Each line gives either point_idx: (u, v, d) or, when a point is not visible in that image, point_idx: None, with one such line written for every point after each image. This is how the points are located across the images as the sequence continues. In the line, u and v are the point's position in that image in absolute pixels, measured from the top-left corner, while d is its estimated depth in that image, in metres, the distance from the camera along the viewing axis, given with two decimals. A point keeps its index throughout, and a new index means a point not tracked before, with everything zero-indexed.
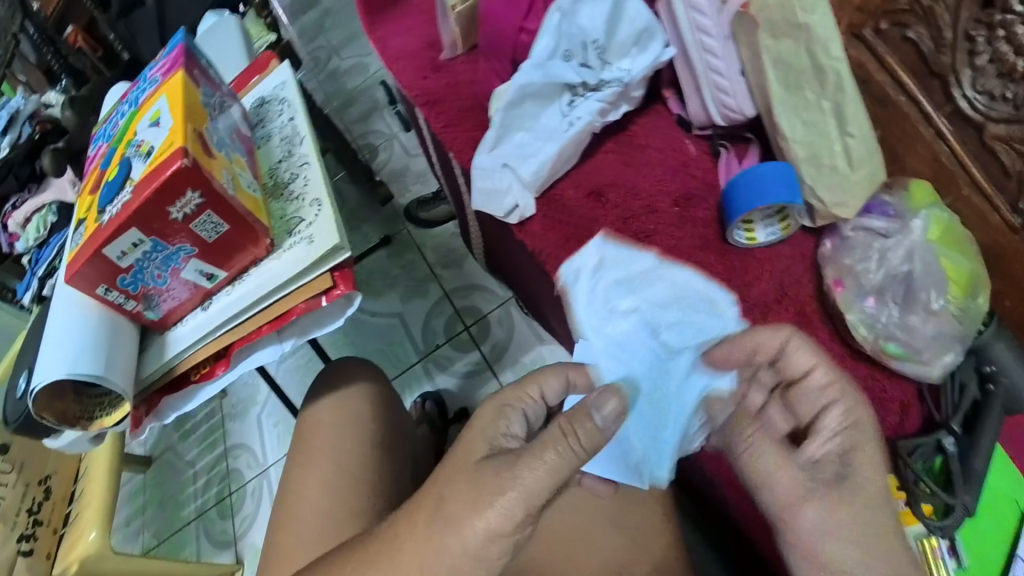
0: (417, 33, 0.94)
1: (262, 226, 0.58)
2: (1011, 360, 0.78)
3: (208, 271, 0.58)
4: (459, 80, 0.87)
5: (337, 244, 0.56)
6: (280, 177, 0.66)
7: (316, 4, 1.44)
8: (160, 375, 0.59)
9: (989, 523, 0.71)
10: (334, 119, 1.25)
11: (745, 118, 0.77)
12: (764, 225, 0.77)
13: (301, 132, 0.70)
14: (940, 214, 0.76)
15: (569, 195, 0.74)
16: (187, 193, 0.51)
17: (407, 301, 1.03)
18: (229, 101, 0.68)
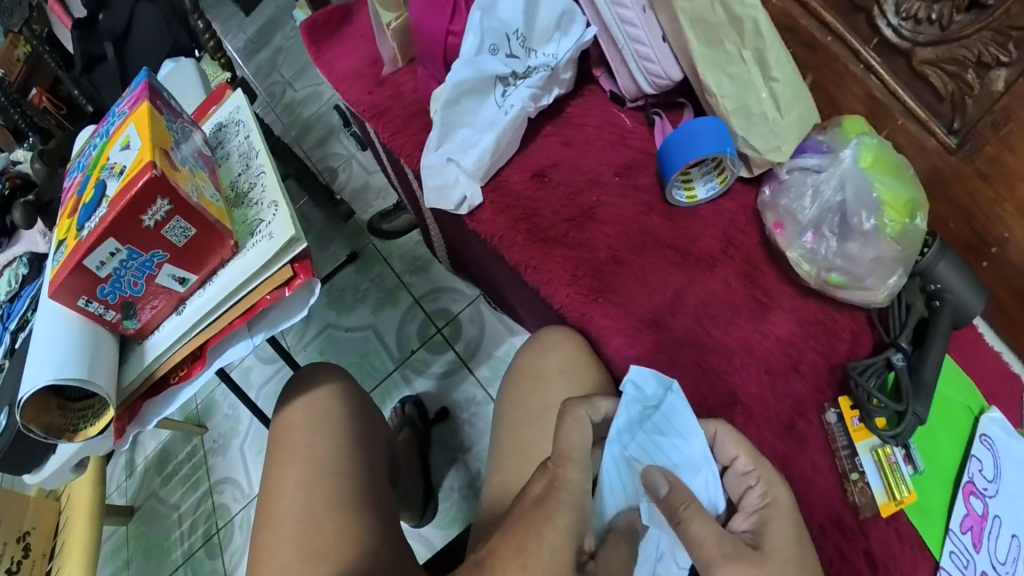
0: (358, 52, 0.97)
1: (227, 229, 0.62)
2: (955, 276, 0.82)
3: (180, 275, 0.62)
4: (402, 90, 0.90)
5: (292, 235, 0.60)
6: (240, 187, 0.70)
7: (267, 41, 1.48)
8: (141, 380, 0.62)
9: (949, 431, 0.75)
10: (293, 148, 1.28)
11: (672, 82, 0.80)
12: (702, 179, 0.81)
13: (256, 147, 0.73)
14: (870, 142, 0.79)
15: (514, 179, 0.79)
16: (157, 201, 0.55)
17: (378, 312, 1.07)
18: (192, 127, 0.73)
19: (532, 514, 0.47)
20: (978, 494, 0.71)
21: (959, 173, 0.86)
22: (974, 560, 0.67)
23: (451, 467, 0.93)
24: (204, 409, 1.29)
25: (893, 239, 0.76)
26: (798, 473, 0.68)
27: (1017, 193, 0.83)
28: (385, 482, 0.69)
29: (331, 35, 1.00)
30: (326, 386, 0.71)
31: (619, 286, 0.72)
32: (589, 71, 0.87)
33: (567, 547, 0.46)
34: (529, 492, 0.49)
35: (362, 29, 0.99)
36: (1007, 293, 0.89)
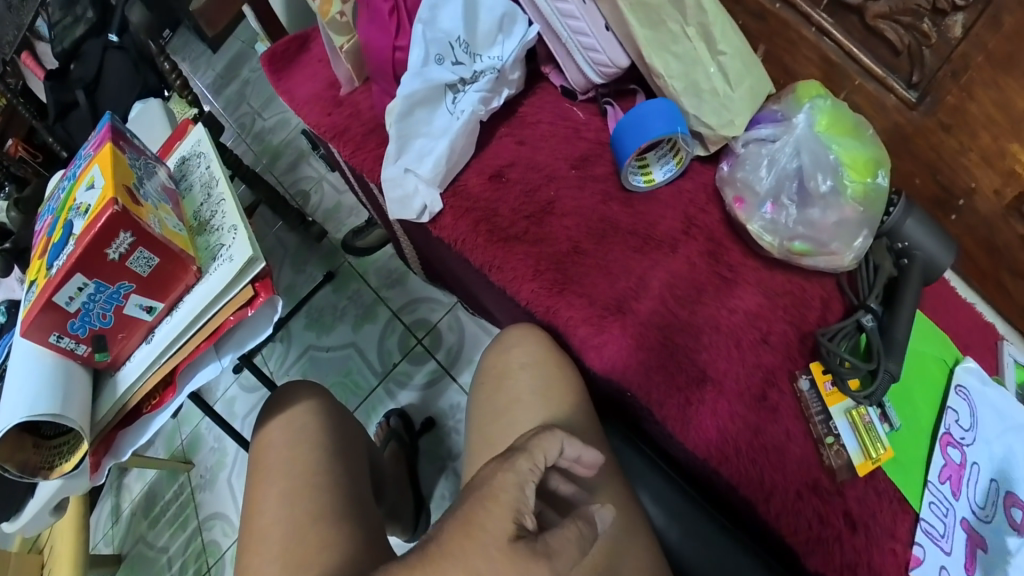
0: (314, 76, 0.98)
1: (190, 255, 0.65)
2: (923, 233, 0.81)
3: (147, 304, 0.65)
4: (360, 108, 0.92)
5: (250, 256, 0.63)
6: (203, 215, 0.73)
7: (235, 74, 1.50)
8: (115, 412, 0.65)
9: (923, 388, 0.78)
10: (266, 176, 1.32)
11: (620, 70, 0.80)
12: (659, 163, 0.82)
13: (217, 176, 0.76)
14: (825, 104, 0.79)
15: (473, 183, 0.81)
16: (120, 234, 0.58)
17: (358, 329, 1.12)
18: (156, 163, 0.75)
19: (479, 490, 0.46)
20: (956, 443, 0.74)
21: (922, 128, 0.85)
22: (953, 507, 0.70)
23: (440, 476, 0.98)
24: (189, 445, 1.33)
25: (856, 201, 0.76)
26: (773, 442, 0.69)
27: (979, 142, 0.82)
28: (364, 491, 0.71)
29: (287, 62, 1.01)
30: (303, 402, 0.74)
31: (581, 276, 0.74)
32: (539, 69, 0.87)
33: (506, 521, 0.44)
34: (478, 474, 0.49)
35: (319, 53, 1.00)
36: (976, 243, 0.90)
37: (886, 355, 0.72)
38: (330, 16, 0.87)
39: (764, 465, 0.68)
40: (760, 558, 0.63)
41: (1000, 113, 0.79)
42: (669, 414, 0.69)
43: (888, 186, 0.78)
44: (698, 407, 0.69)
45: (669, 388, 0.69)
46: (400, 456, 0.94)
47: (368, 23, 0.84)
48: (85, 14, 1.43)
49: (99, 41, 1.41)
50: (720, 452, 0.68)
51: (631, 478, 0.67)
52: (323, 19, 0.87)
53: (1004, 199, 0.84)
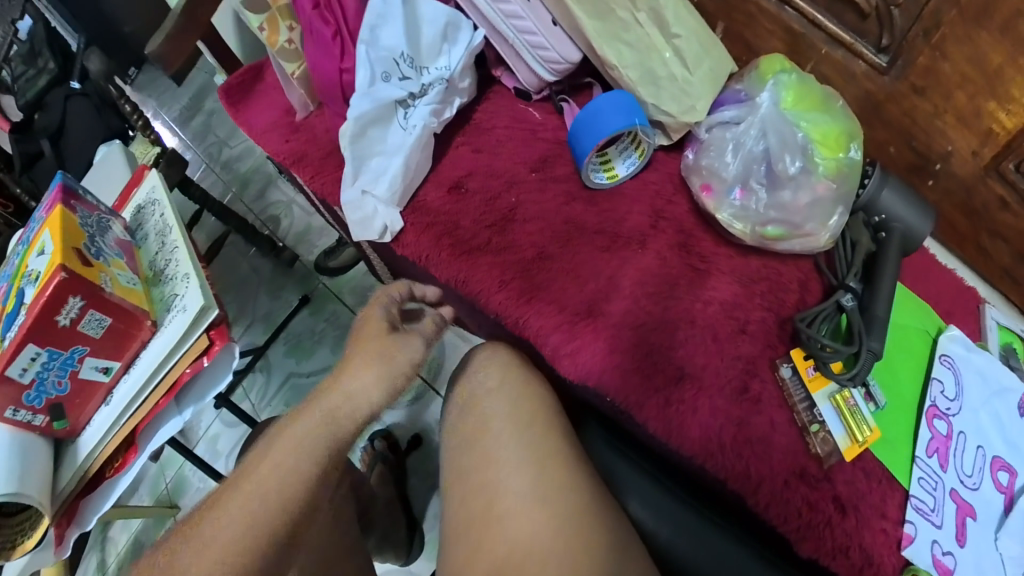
0: (269, 102, 0.95)
1: (143, 311, 0.67)
2: (901, 205, 0.79)
3: (103, 365, 0.67)
4: (317, 133, 0.89)
5: (203, 304, 0.65)
6: (158, 265, 0.73)
7: (200, 107, 1.46)
8: (77, 479, 0.68)
9: (907, 364, 0.76)
10: (235, 205, 1.30)
11: (573, 65, 0.77)
12: (621, 156, 0.80)
13: (171, 223, 0.74)
14: (791, 78, 0.74)
15: (433, 197, 0.79)
16: (69, 300, 0.61)
17: (337, 351, 1.15)
18: (110, 217, 0.74)
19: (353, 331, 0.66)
20: (943, 415, 0.72)
21: (894, 93, 0.81)
22: (941, 480, 0.69)
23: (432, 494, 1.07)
24: (174, 488, 1.33)
25: (829, 177, 0.72)
26: (757, 435, 0.68)
27: (954, 103, 0.78)
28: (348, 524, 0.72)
29: (241, 91, 0.98)
30: (287, 438, 0.74)
31: (547, 282, 0.73)
32: (491, 73, 0.85)
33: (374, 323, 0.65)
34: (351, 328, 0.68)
35: (273, 82, 0.97)
36: (955, 208, 0.87)
37: (867, 333, 0.70)
38: (277, 44, 0.87)
39: (750, 459, 0.66)
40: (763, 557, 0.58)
41: (976, 71, 0.74)
42: (650, 414, 0.67)
43: (862, 160, 0.74)
44: (677, 407, 0.68)
45: (646, 389, 0.68)
46: (388, 476, 1.02)
47: (312, 48, 0.83)
48: (46, 63, 1.38)
49: (60, 90, 1.40)
50: (704, 449, 0.66)
51: (617, 488, 0.63)
52: (271, 49, 0.86)
53: (982, 159, 0.80)
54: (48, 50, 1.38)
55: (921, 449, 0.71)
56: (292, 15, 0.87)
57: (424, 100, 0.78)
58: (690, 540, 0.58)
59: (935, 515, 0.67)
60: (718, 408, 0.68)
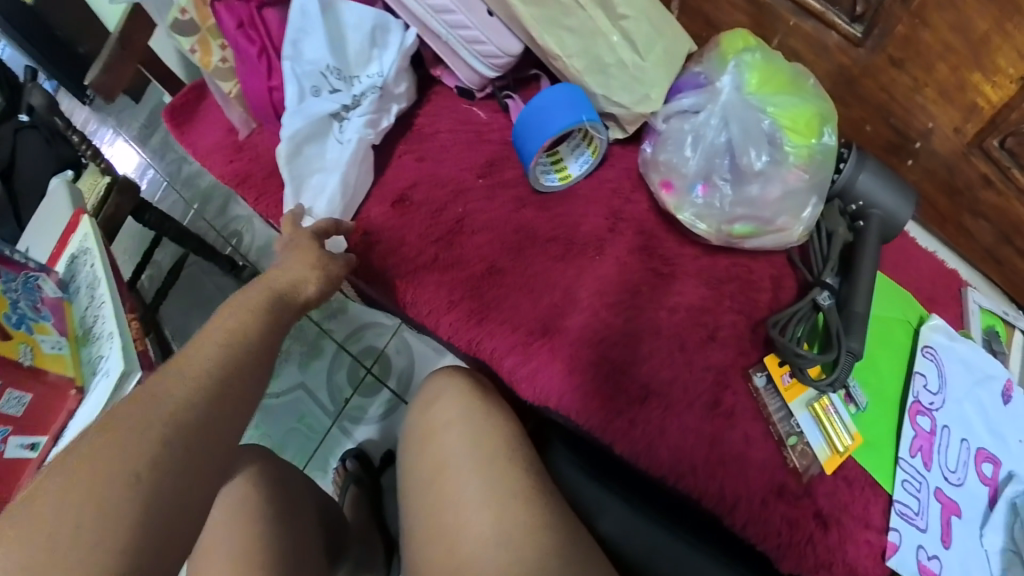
0: (211, 122, 0.86)
1: (68, 378, 0.67)
2: (880, 189, 0.73)
3: (28, 441, 0.65)
4: (261, 152, 0.81)
5: (124, 368, 0.62)
6: (88, 323, 0.70)
7: (159, 122, 1.32)
8: None
9: (888, 358, 0.72)
10: (197, 222, 1.24)
11: (512, 58, 0.70)
12: (573, 155, 0.74)
13: (100, 276, 0.69)
14: (754, 58, 0.67)
15: (375, 212, 0.73)
16: None
17: (305, 369, 1.11)
18: (39, 276, 0.70)
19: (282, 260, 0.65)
20: (926, 411, 0.68)
21: (869, 67, 0.75)
22: (926, 481, 0.65)
23: None
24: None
25: (801, 166, 0.65)
26: (730, 451, 0.63)
27: (935, 76, 0.71)
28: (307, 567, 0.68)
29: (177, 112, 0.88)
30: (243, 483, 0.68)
31: (498, 300, 0.68)
32: (431, 73, 0.78)
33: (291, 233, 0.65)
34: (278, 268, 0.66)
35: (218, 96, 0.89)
36: (937, 188, 0.81)
37: (846, 334, 0.65)
38: (212, 65, 0.79)
39: (725, 478, 0.62)
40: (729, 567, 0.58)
41: (959, 38, 0.67)
42: (615, 436, 0.63)
43: (837, 145, 0.67)
44: (644, 426, 0.63)
45: (608, 409, 0.63)
46: (361, 497, 0.97)
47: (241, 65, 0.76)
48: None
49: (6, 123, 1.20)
50: (675, 470, 0.62)
51: (580, 507, 0.61)
52: (205, 71, 0.79)
53: (965, 136, 0.74)
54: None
55: (903, 448, 0.66)
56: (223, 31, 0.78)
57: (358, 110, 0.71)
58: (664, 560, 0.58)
59: (917, 518, 0.64)
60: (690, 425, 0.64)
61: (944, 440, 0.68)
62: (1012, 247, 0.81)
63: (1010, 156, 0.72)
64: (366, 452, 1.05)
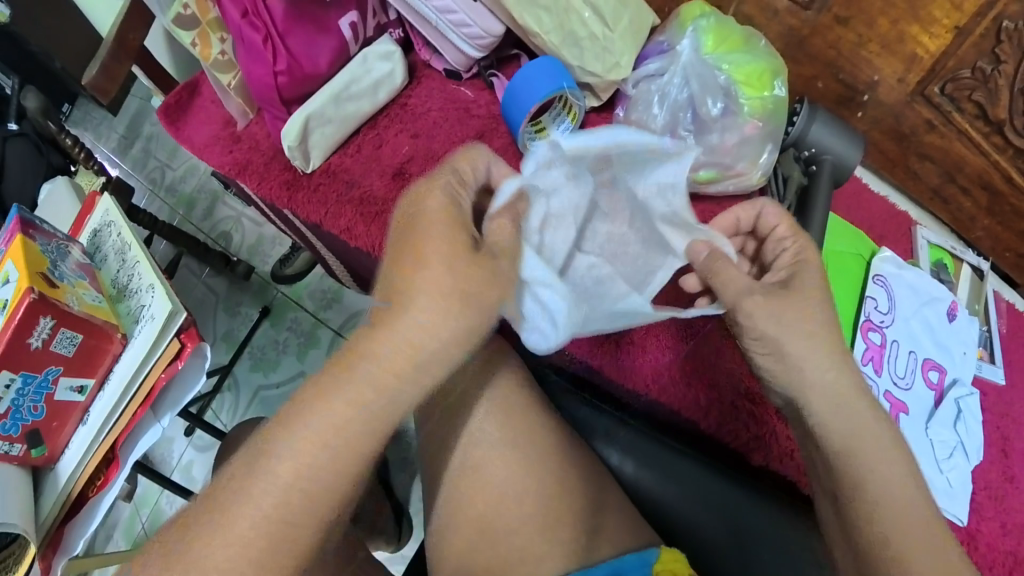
0: (215, 117, 0.91)
1: (113, 325, 0.63)
2: (832, 138, 0.81)
3: (78, 384, 0.64)
4: (259, 141, 0.88)
5: (170, 309, 0.61)
6: (121, 281, 0.69)
7: (138, 133, 1.36)
8: (58, 508, 0.64)
9: (843, 284, 0.81)
10: (184, 226, 1.26)
11: (496, 39, 0.78)
12: (555, 123, 0.80)
13: (128, 240, 0.69)
14: (709, 22, 0.75)
15: (378, 185, 0.83)
16: (39, 321, 0.58)
17: (303, 358, 1.15)
18: (69, 243, 0.70)
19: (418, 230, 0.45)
20: (876, 327, 0.77)
21: (817, 27, 0.83)
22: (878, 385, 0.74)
23: (412, 480, 1.06)
24: (151, 525, 1.07)
25: (755, 117, 0.73)
26: (705, 366, 0.73)
27: (878, 30, 0.79)
28: None
29: (186, 112, 0.92)
30: None
31: None
32: (418, 58, 0.87)
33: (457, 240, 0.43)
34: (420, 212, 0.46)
35: (211, 94, 0.93)
36: (885, 134, 0.90)
37: None
38: (211, 57, 0.82)
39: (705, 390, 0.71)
40: (736, 481, 0.62)
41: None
42: (608, 367, 0.72)
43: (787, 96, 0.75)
44: (629, 351, 0.73)
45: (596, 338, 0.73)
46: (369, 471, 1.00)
47: (242, 52, 0.78)
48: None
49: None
50: (658, 385, 0.72)
51: (590, 436, 0.67)
52: (205, 64, 0.81)
53: (908, 85, 0.82)
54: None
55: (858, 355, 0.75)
56: (222, 26, 0.82)
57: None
58: (672, 481, 0.63)
59: None
60: (676, 355, 0.73)
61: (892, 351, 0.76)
62: (956, 185, 0.90)
63: (951, 100, 0.81)
64: None
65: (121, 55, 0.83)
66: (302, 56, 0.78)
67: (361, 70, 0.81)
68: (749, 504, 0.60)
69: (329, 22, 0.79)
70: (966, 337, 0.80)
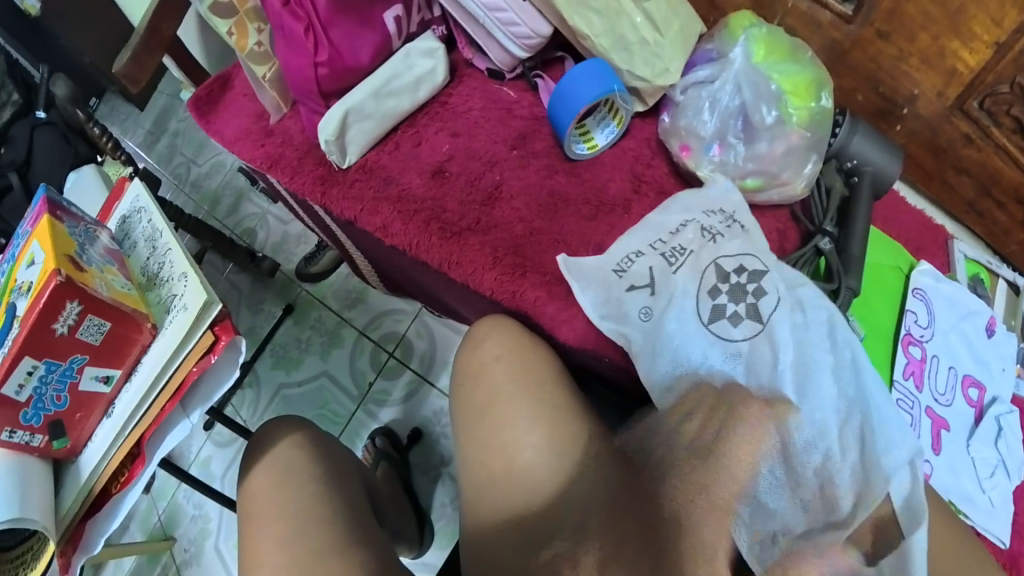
0: (247, 109, 0.89)
1: (142, 314, 0.60)
2: (872, 150, 0.81)
3: (103, 374, 0.60)
4: (293, 135, 0.86)
5: (205, 299, 0.58)
6: (151, 269, 0.65)
7: (165, 128, 1.34)
8: (79, 504, 0.60)
9: (881, 299, 0.80)
10: (207, 220, 1.23)
11: (543, 39, 0.77)
12: (599, 127, 0.81)
13: (160, 226, 0.67)
14: (760, 31, 0.75)
15: (416, 184, 0.81)
16: (66, 306, 0.55)
17: (327, 357, 1.12)
18: (97, 228, 0.67)
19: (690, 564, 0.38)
20: (917, 342, 0.76)
21: (859, 40, 0.83)
22: (918, 400, 0.73)
23: (437, 485, 1.03)
24: (167, 520, 1.04)
25: (802, 126, 0.73)
26: None
27: (918, 45, 0.79)
28: (366, 517, 0.70)
29: (217, 103, 0.91)
30: (282, 442, 0.71)
31: (539, 256, 0.75)
32: (460, 57, 0.87)
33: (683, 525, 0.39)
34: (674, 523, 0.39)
35: (243, 87, 0.91)
36: (921, 148, 0.90)
37: (845, 272, 0.73)
38: (247, 48, 0.80)
39: None
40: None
41: (940, 10, 0.74)
42: None
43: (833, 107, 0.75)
44: None
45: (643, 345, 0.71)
46: (393, 473, 0.98)
47: (282, 44, 0.77)
48: (7, 96, 1.07)
49: (26, 121, 1.06)
50: None
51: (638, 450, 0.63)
52: (241, 54, 0.80)
53: (948, 99, 0.83)
54: (7, 81, 1.07)
55: (899, 369, 0.74)
56: (260, 16, 0.80)
57: (757, 295, 0.64)
58: None
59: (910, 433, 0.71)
60: None
61: (932, 366, 0.75)
62: (991, 199, 0.90)
63: (988, 115, 0.81)
64: (393, 430, 1.06)
65: (154, 44, 0.81)
66: (343, 49, 0.77)
67: (404, 65, 0.80)
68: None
69: (372, 15, 0.77)
70: (1004, 353, 0.79)
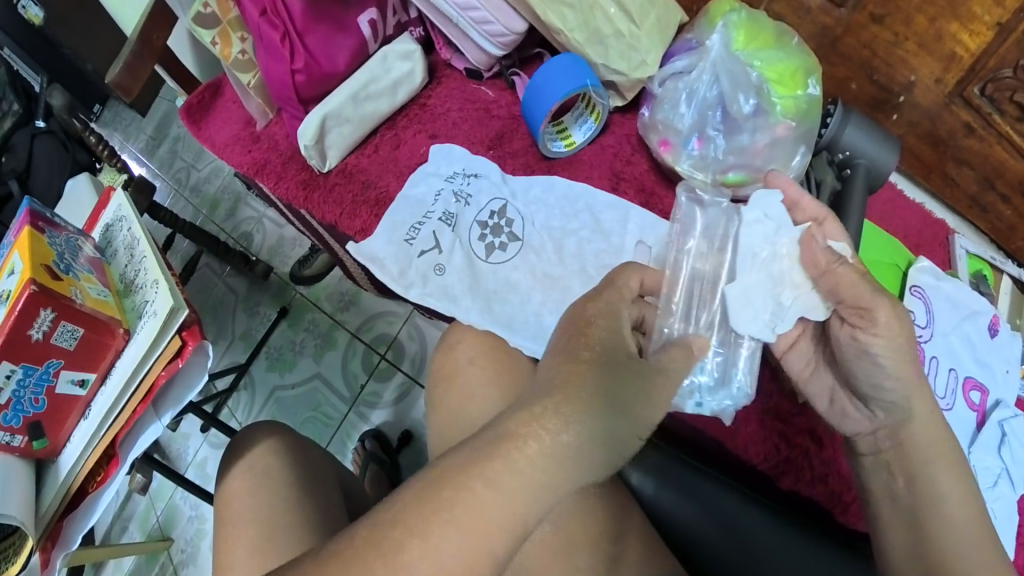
0: (234, 116, 0.91)
1: (115, 321, 0.61)
2: (866, 140, 0.77)
3: (79, 377, 0.62)
4: (278, 140, 0.87)
5: (171, 306, 0.58)
6: (129, 276, 0.67)
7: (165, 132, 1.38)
8: (58, 503, 0.62)
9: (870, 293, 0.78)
10: (205, 225, 1.26)
11: (518, 36, 0.75)
12: (577, 123, 0.80)
13: (137, 234, 0.68)
14: (740, 18, 0.72)
15: (394, 186, 0.81)
16: (39, 313, 0.56)
17: (319, 359, 1.13)
18: (81, 237, 0.69)
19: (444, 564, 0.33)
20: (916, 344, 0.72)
21: (851, 26, 0.79)
22: None
23: None
24: (166, 520, 1.06)
25: (788, 117, 0.70)
26: None
27: (914, 28, 0.75)
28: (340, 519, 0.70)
29: (203, 111, 0.92)
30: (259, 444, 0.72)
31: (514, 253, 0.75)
32: (439, 58, 0.86)
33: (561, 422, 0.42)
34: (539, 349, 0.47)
35: (232, 94, 0.92)
36: (921, 138, 0.86)
37: None
38: (231, 56, 0.81)
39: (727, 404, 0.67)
40: (764, 506, 0.56)
41: None
42: None
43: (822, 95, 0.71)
44: None
45: None
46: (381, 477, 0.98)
47: (261, 49, 0.78)
48: (9, 107, 1.13)
49: (26, 130, 1.11)
50: None
51: None
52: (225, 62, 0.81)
53: (947, 85, 0.78)
54: (9, 92, 1.13)
55: None
56: (242, 24, 0.81)
57: (514, 237, 0.75)
58: (693, 503, 0.57)
59: None
60: None
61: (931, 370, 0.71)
62: (995, 192, 0.86)
63: (991, 102, 0.77)
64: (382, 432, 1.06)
65: (144, 54, 0.83)
66: (320, 55, 0.77)
67: (381, 67, 0.80)
68: (762, 523, 0.55)
69: (347, 18, 0.77)
70: (1009, 354, 0.75)
